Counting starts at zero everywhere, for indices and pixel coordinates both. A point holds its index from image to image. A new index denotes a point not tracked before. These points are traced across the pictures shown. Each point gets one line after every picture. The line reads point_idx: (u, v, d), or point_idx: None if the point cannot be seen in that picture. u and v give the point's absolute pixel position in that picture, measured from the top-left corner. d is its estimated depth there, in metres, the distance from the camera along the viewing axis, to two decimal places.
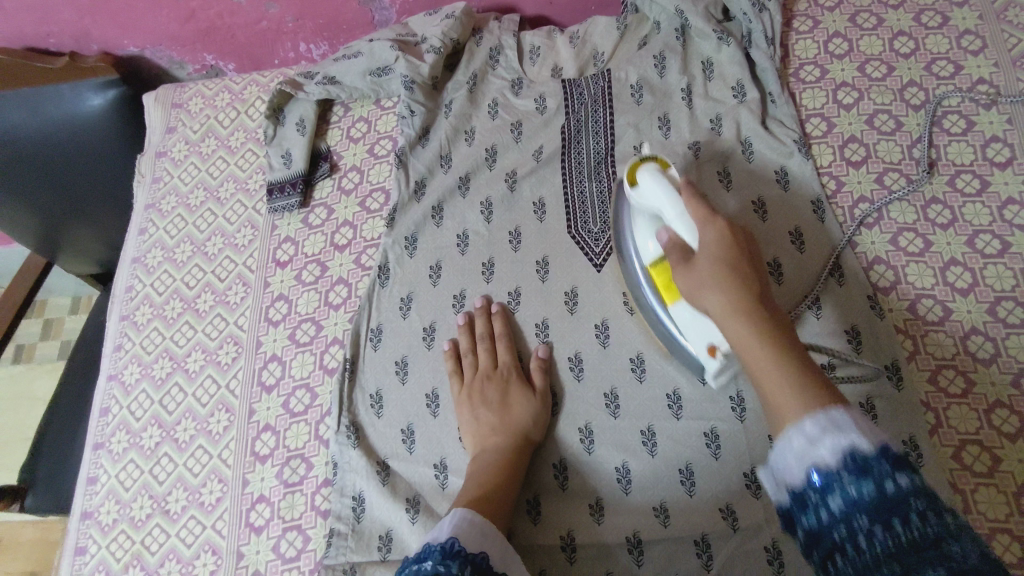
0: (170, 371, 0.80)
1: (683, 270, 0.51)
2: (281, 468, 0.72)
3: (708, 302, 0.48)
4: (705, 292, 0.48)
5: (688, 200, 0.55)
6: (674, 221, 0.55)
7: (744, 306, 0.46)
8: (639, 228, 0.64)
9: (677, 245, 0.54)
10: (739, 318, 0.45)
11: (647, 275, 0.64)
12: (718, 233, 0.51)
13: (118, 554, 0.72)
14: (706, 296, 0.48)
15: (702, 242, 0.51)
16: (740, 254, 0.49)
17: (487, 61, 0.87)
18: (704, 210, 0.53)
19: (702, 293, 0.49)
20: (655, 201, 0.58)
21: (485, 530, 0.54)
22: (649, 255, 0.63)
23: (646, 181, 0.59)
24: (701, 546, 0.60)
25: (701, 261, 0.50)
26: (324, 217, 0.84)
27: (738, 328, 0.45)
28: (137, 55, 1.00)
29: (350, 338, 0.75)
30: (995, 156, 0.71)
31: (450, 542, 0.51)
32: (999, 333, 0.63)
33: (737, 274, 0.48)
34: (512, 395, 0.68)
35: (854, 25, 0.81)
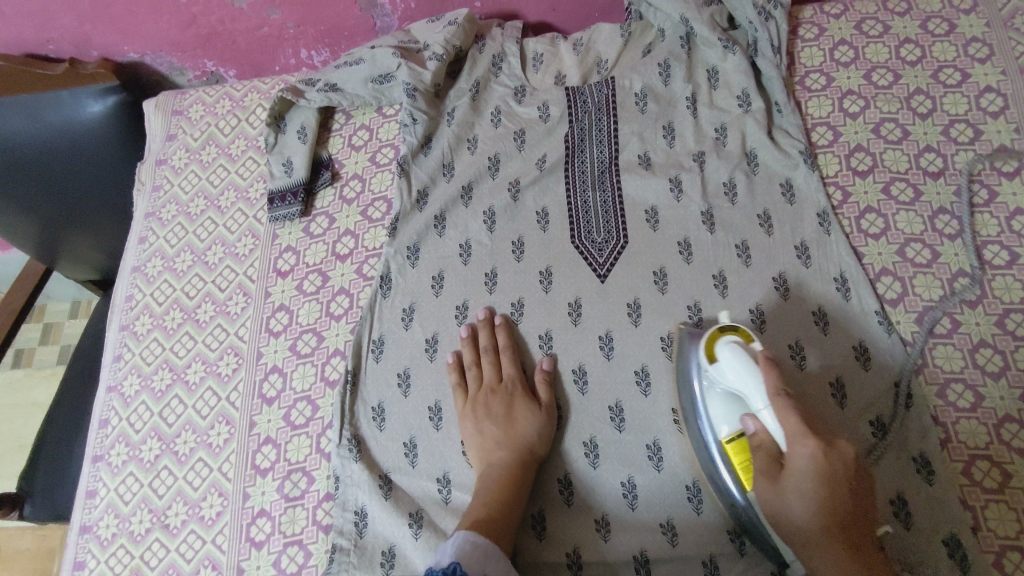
0: (170, 382, 0.79)
1: (770, 487, 0.52)
2: (282, 482, 0.71)
3: (803, 533, 0.50)
4: (797, 521, 0.50)
5: (778, 403, 0.52)
6: (764, 417, 0.54)
7: (836, 545, 0.49)
8: (713, 406, 0.59)
9: (766, 452, 0.53)
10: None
11: (720, 453, 0.58)
12: (815, 460, 0.49)
13: (117, 569, 0.71)
14: (796, 522, 0.51)
15: (796, 473, 0.50)
16: (837, 480, 0.49)
17: (490, 68, 0.86)
18: (797, 421, 0.51)
19: (792, 516, 0.51)
20: (740, 384, 0.55)
21: (489, 552, 0.54)
22: (723, 431, 0.58)
23: (726, 363, 0.57)
24: (708, 564, 0.60)
25: (791, 485, 0.51)
26: (325, 226, 0.83)
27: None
28: (137, 61, 0.99)
29: (351, 349, 0.74)
30: (1002, 165, 0.70)
31: (451, 566, 0.50)
32: (1008, 346, 0.63)
33: (833, 514, 0.49)
34: (517, 410, 0.67)
35: (859, 32, 0.80)
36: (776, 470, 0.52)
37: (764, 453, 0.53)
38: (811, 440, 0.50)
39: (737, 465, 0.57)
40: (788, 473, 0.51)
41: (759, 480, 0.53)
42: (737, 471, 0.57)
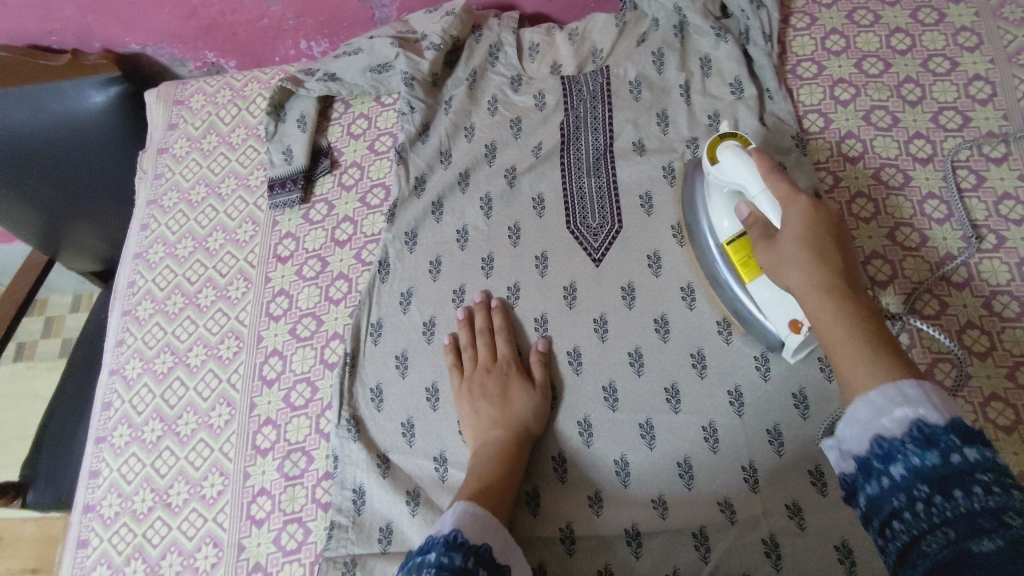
0: (171, 365, 0.81)
1: (767, 248, 0.52)
2: (282, 461, 0.72)
3: (789, 277, 0.49)
4: (783, 271, 0.50)
5: (770, 178, 0.55)
6: (756, 193, 0.56)
7: (824, 278, 0.47)
8: (717, 212, 0.65)
9: (760, 223, 0.55)
10: (822, 292, 0.46)
11: (722, 254, 0.66)
12: (803, 214, 0.50)
13: (119, 547, 0.72)
14: (790, 272, 0.49)
15: (788, 219, 0.51)
16: (827, 234, 0.49)
17: (486, 58, 0.87)
18: (788, 188, 0.53)
19: (782, 268, 0.50)
20: (736, 176, 0.58)
21: (487, 523, 0.55)
22: (724, 232, 0.65)
23: (726, 157, 0.60)
24: (699, 539, 0.61)
25: (786, 239, 0.50)
26: (324, 213, 0.84)
27: (818, 298, 0.46)
28: (139, 52, 1.00)
29: (350, 332, 0.75)
30: (990, 152, 0.71)
31: (453, 533, 0.52)
32: (994, 327, 0.64)
33: (819, 249, 0.48)
34: (513, 390, 0.68)
35: (851, 22, 0.82)
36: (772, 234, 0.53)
37: (755, 224, 0.56)
38: (802, 199, 0.51)
39: (737, 260, 0.64)
40: (783, 234, 0.51)
41: (759, 248, 0.54)
42: (736, 263, 0.64)
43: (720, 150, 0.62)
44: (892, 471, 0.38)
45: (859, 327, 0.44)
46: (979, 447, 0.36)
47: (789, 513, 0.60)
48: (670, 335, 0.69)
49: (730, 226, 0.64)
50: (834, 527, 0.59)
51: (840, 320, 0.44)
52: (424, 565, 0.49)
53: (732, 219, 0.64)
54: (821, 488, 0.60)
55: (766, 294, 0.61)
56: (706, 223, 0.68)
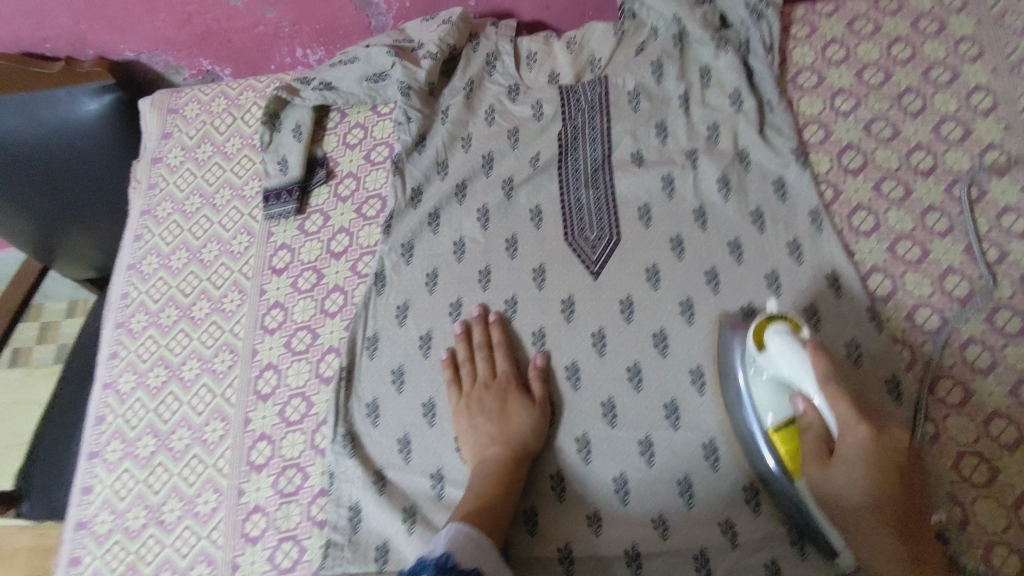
0: (165, 379, 0.80)
1: (817, 470, 0.52)
2: (277, 478, 0.71)
3: (842, 505, 0.51)
4: (838, 499, 0.52)
5: (828, 388, 0.52)
6: (815, 400, 0.53)
7: (886, 523, 0.50)
8: (757, 391, 0.59)
9: (818, 434, 0.53)
10: (881, 541, 0.50)
11: (766, 439, 0.58)
12: (864, 443, 0.50)
13: (112, 565, 0.71)
14: (838, 501, 0.52)
15: (850, 441, 0.50)
16: (885, 468, 0.50)
17: (483, 67, 0.86)
18: (847, 407, 0.51)
19: (841, 497, 0.51)
20: (792, 374, 0.54)
21: (481, 545, 0.54)
22: (769, 419, 0.58)
23: (776, 348, 0.55)
24: (699, 559, 0.60)
25: (839, 469, 0.51)
26: (320, 224, 0.84)
27: (871, 540, 0.51)
28: (133, 60, 1.00)
29: (346, 346, 0.74)
30: (992, 163, 0.71)
31: (444, 557, 0.51)
32: (997, 343, 0.63)
33: (881, 481, 0.50)
34: (510, 407, 0.67)
35: (851, 31, 0.81)
36: (824, 451, 0.53)
37: (814, 438, 0.53)
38: (862, 426, 0.50)
39: (783, 450, 0.57)
40: (839, 456, 0.51)
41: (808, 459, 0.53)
42: (782, 455, 0.57)
43: (768, 332, 0.57)
44: None
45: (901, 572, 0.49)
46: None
47: (791, 535, 0.59)
48: (670, 351, 0.68)
49: (776, 411, 0.57)
50: None
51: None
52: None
53: (779, 403, 0.57)
54: None
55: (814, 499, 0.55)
56: (746, 396, 0.60)
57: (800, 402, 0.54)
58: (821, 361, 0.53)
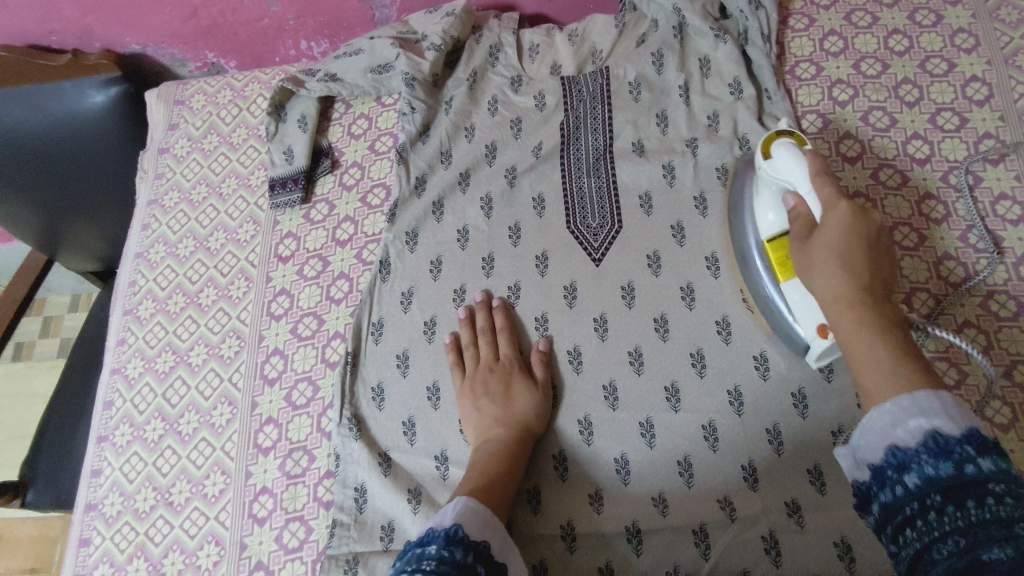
0: (173, 365, 0.81)
1: (800, 247, 0.54)
2: (284, 460, 0.72)
3: (817, 283, 0.51)
4: (817, 274, 0.51)
5: (818, 179, 0.56)
6: (805, 194, 0.57)
7: (854, 291, 0.48)
8: (760, 205, 0.65)
9: (802, 220, 0.55)
10: (852, 308, 0.48)
11: (761, 251, 0.65)
12: (844, 218, 0.52)
13: (122, 546, 0.73)
14: (816, 278, 0.51)
15: (828, 220, 0.53)
16: (861, 243, 0.50)
17: (486, 58, 0.87)
18: (831, 190, 0.55)
19: (816, 273, 0.51)
20: (788, 175, 0.59)
21: (487, 520, 0.55)
22: (768, 228, 0.64)
23: (781, 155, 0.61)
24: (699, 536, 0.61)
25: (818, 244, 0.52)
26: (325, 213, 0.85)
27: (841, 312, 0.48)
28: (139, 52, 1.01)
29: (351, 332, 0.76)
30: (987, 152, 0.72)
31: (453, 528, 0.52)
32: (991, 326, 0.65)
33: (851, 258, 0.50)
34: (514, 388, 0.69)
35: (849, 23, 0.82)
36: (811, 229, 0.54)
37: (800, 221, 0.56)
38: (843, 201, 0.53)
39: (775, 259, 0.63)
40: (817, 237, 0.53)
41: (794, 239, 0.55)
42: (773, 261, 0.64)
43: (775, 145, 0.62)
44: (906, 479, 0.40)
45: (889, 350, 0.45)
46: (993, 457, 0.38)
47: (789, 512, 0.61)
48: (670, 335, 0.69)
49: (774, 222, 0.64)
50: (833, 525, 0.59)
51: (865, 332, 0.46)
52: (424, 556, 0.49)
53: (777, 214, 0.63)
54: (819, 486, 0.61)
55: (797, 296, 0.61)
56: (751, 219, 0.67)
57: (789, 199, 0.58)
58: (816, 163, 0.58)
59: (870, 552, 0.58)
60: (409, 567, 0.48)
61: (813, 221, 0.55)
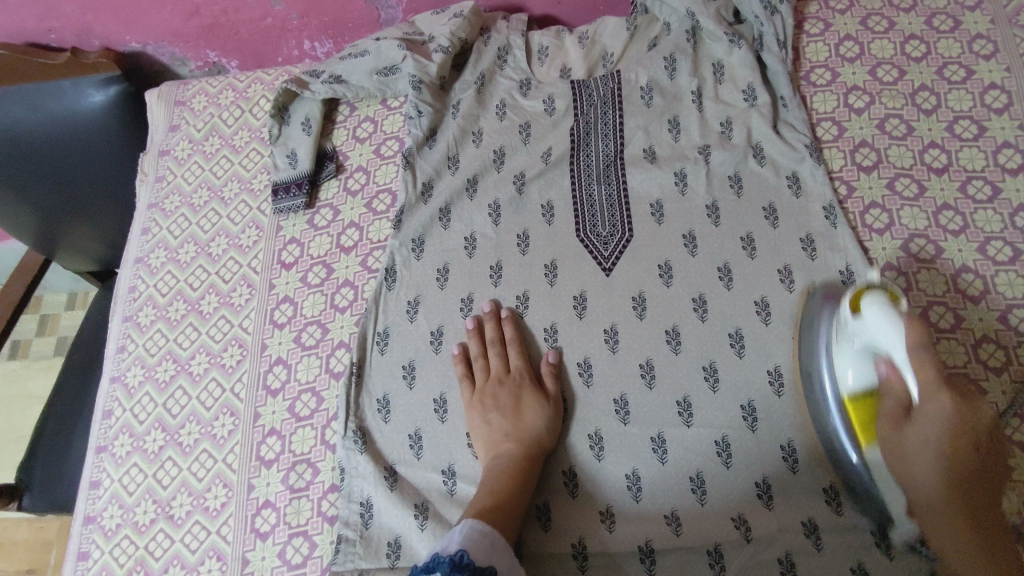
0: (173, 373, 0.79)
1: (892, 435, 0.53)
2: (287, 473, 0.71)
3: (912, 471, 0.52)
4: (909, 466, 0.53)
5: (918, 355, 0.51)
6: (898, 368, 0.53)
7: (952, 504, 0.51)
8: (840, 355, 0.58)
9: (896, 398, 0.53)
10: (947, 519, 0.51)
11: (838, 403, 0.59)
12: (943, 415, 0.50)
13: (121, 560, 0.71)
14: (908, 458, 0.52)
15: (926, 415, 0.51)
16: (960, 438, 0.50)
17: (495, 61, 0.86)
18: (933, 374, 0.50)
19: (909, 465, 0.53)
20: (884, 340, 0.53)
21: (496, 542, 0.54)
22: (848, 383, 0.57)
23: (873, 312, 0.54)
24: (713, 555, 0.60)
25: (914, 442, 0.52)
26: (330, 218, 0.83)
27: (938, 510, 0.51)
28: (139, 51, 0.99)
29: (356, 342, 0.74)
30: (1006, 162, 0.71)
31: (459, 554, 0.51)
32: (1011, 341, 0.63)
33: (953, 473, 0.51)
34: (524, 401, 0.67)
35: (865, 28, 0.81)
36: (902, 418, 0.53)
37: (893, 400, 0.54)
38: (943, 397, 0.50)
39: (853, 416, 0.57)
40: (913, 425, 0.52)
41: (884, 424, 0.54)
42: (853, 423, 0.57)
43: (866, 299, 0.55)
44: None
45: (969, 549, 0.50)
46: None
47: (805, 531, 0.59)
48: (682, 348, 0.68)
49: (855, 378, 0.57)
50: (851, 545, 0.58)
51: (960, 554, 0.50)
52: None
53: (860, 372, 0.56)
54: (836, 505, 0.60)
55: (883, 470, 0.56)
56: (826, 361, 0.60)
57: (882, 367, 0.54)
58: (918, 331, 0.51)
59: (887, 574, 0.57)
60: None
61: (908, 404, 0.53)
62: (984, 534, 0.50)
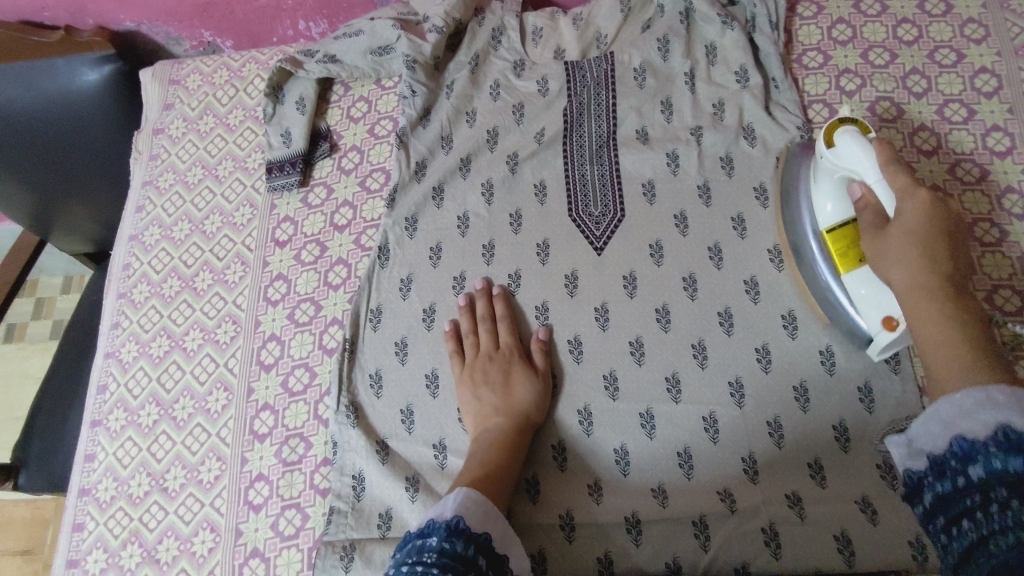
0: (167, 349, 0.80)
1: (873, 238, 0.54)
2: (280, 447, 0.72)
3: (890, 270, 0.51)
4: (885, 262, 0.52)
5: (889, 168, 0.55)
6: (872, 185, 0.56)
7: (924, 284, 0.49)
8: (817, 196, 0.64)
9: (871, 209, 0.55)
10: (923, 298, 0.48)
11: (818, 240, 0.64)
12: (920, 207, 0.52)
13: (116, 531, 0.72)
14: (886, 261, 0.52)
15: (901, 211, 0.52)
16: (937, 232, 0.51)
17: (489, 41, 0.86)
18: (905, 179, 0.54)
19: (888, 261, 0.52)
20: (854, 165, 0.57)
21: (488, 510, 0.55)
22: (826, 219, 0.63)
23: (843, 142, 0.59)
24: (699, 526, 0.61)
25: (893, 233, 0.52)
26: (324, 197, 0.83)
27: (924, 301, 0.48)
28: (133, 30, 0.99)
29: (349, 318, 0.75)
30: (995, 145, 0.72)
31: (454, 519, 0.52)
32: (996, 321, 0.65)
33: (928, 250, 0.50)
34: (513, 374, 0.68)
35: (858, 11, 0.81)
36: (880, 224, 0.54)
37: (869, 212, 0.56)
38: (919, 191, 0.52)
39: (834, 249, 0.62)
40: (894, 225, 0.52)
41: (865, 235, 0.55)
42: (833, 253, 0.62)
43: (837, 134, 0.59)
44: (970, 471, 0.39)
45: (956, 327, 0.46)
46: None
47: (789, 503, 0.60)
48: (671, 325, 0.69)
49: (832, 213, 0.62)
50: (834, 518, 0.59)
51: (936, 324, 0.47)
52: (425, 548, 0.49)
53: (837, 203, 0.62)
54: (820, 479, 0.61)
55: (863, 288, 0.60)
56: (807, 210, 0.66)
57: (857, 188, 0.58)
58: (887, 151, 0.56)
59: (868, 545, 0.58)
60: (409, 559, 0.48)
61: (886, 215, 0.54)
62: (961, 299, 0.48)
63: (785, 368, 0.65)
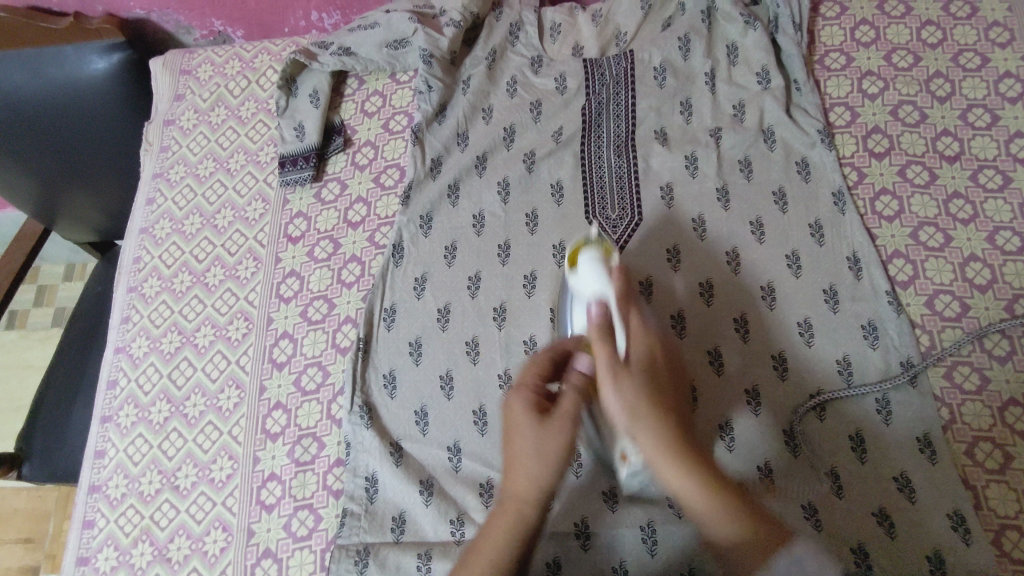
0: (179, 345, 0.79)
1: (615, 378, 0.52)
2: (293, 446, 0.71)
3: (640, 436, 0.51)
4: (626, 386, 0.52)
5: (624, 304, 0.57)
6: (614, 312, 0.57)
7: (672, 445, 0.51)
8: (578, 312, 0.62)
9: (606, 347, 0.53)
10: (674, 435, 0.51)
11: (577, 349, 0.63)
12: (647, 349, 0.56)
13: (127, 529, 0.71)
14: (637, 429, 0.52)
15: (635, 354, 0.55)
16: (662, 371, 0.56)
17: (506, 36, 0.84)
18: (637, 324, 0.57)
19: (636, 425, 0.51)
20: (596, 293, 0.59)
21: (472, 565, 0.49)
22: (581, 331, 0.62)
23: (585, 269, 0.60)
24: None
25: (635, 370, 0.53)
26: (337, 193, 0.82)
27: (671, 436, 0.51)
28: (143, 18, 0.97)
29: (363, 318, 0.74)
30: (1018, 151, 0.71)
31: None
32: (1017, 331, 0.64)
33: (660, 392, 0.54)
34: (514, 415, 0.52)
35: (881, 12, 0.80)
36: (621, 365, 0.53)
37: (605, 334, 0.54)
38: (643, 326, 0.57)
39: None
40: (633, 363, 0.54)
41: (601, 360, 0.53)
42: None
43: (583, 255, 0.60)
44: None
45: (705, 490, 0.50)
46: None
47: (805, 515, 0.60)
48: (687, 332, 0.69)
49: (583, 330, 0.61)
50: (853, 531, 0.59)
51: (720, 518, 0.50)
52: None
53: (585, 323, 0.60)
54: (838, 490, 0.61)
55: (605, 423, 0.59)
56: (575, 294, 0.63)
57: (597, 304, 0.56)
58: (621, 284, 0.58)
59: (887, 559, 0.58)
60: None
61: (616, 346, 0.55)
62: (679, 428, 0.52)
63: (800, 377, 0.66)
